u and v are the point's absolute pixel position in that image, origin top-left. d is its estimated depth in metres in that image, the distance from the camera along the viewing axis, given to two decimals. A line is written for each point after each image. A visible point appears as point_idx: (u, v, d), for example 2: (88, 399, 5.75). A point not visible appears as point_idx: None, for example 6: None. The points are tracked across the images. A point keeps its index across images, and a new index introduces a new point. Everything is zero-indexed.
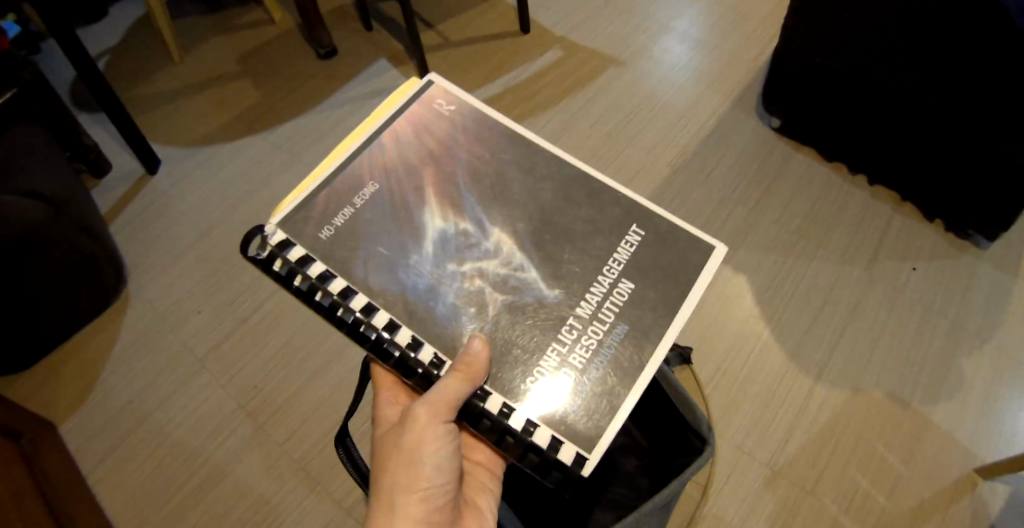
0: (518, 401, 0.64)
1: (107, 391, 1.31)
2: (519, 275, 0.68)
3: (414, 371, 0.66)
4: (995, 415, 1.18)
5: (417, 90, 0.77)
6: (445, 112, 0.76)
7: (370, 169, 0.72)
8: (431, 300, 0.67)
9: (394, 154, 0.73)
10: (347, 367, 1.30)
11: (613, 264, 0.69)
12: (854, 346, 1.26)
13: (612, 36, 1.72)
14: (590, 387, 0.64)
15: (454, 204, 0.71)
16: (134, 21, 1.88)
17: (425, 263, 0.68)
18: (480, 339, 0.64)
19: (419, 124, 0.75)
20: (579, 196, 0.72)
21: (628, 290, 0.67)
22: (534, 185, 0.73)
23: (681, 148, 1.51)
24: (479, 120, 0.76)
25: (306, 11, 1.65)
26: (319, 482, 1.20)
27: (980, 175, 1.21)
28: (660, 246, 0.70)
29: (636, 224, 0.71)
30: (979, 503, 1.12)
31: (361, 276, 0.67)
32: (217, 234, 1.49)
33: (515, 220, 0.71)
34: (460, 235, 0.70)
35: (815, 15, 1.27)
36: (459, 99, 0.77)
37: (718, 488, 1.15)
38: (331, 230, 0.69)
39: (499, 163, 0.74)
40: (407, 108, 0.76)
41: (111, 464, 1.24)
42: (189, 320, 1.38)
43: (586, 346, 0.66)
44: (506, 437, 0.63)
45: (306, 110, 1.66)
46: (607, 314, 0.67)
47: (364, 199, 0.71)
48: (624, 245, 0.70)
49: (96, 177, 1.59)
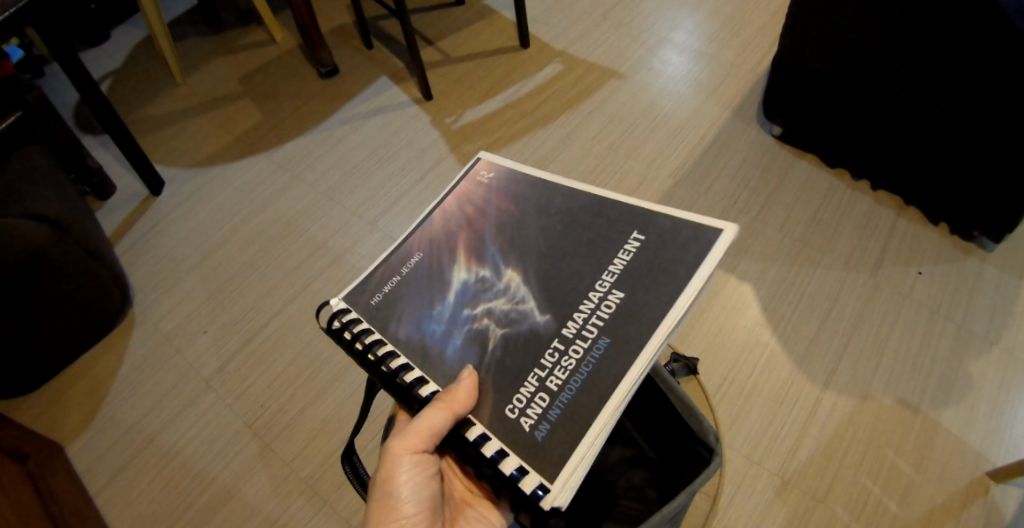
0: (494, 432, 0.61)
1: (114, 411, 1.32)
2: (520, 308, 0.66)
3: (414, 401, 0.66)
4: (1005, 418, 1.17)
5: (465, 167, 0.77)
6: (486, 180, 0.75)
7: (417, 241, 0.73)
8: (444, 344, 0.66)
9: (438, 225, 0.74)
10: (352, 384, 1.30)
11: (606, 276, 0.65)
12: (861, 353, 1.25)
13: (612, 49, 1.73)
14: (563, 411, 0.59)
15: (479, 256, 0.70)
16: (136, 44, 1.90)
17: (445, 312, 0.68)
18: (468, 369, 0.63)
19: (461, 195, 0.75)
20: (594, 228, 0.69)
21: (617, 301, 0.63)
22: (557, 231, 0.69)
23: (682, 157, 1.52)
24: (514, 181, 0.74)
25: (307, 31, 1.66)
26: (326, 500, 1.19)
27: (983, 177, 1.21)
28: (662, 246, 0.65)
29: (637, 230, 0.67)
30: (992, 507, 1.10)
31: (393, 329, 0.68)
32: (222, 253, 1.50)
33: (528, 260, 0.68)
34: (478, 283, 0.68)
35: (811, 23, 1.28)
36: (501, 168, 0.76)
37: (727, 499, 1.14)
38: (379, 296, 0.70)
39: (526, 213, 0.71)
40: (454, 184, 0.76)
41: (117, 486, 1.24)
42: (195, 340, 1.39)
43: (565, 367, 0.62)
44: (482, 467, 0.60)
45: (308, 129, 1.67)
46: (590, 330, 0.63)
47: (409, 267, 0.72)
48: (620, 255, 0.66)
49: (100, 198, 1.60)
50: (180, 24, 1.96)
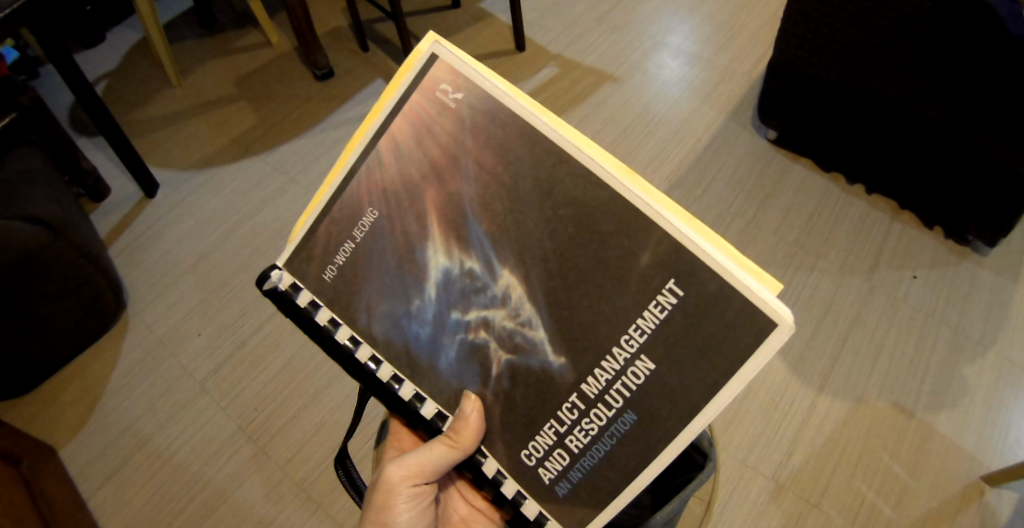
0: (509, 471, 0.59)
1: (108, 414, 1.31)
2: (525, 333, 0.56)
3: (419, 421, 0.62)
4: (999, 422, 1.17)
5: (415, 72, 0.57)
6: (451, 103, 0.56)
7: (368, 190, 0.60)
8: (434, 353, 0.60)
9: (394, 170, 0.59)
10: (346, 388, 1.29)
11: (635, 333, 0.53)
12: (855, 358, 1.25)
13: (607, 52, 1.73)
14: (584, 475, 0.56)
15: (458, 235, 0.58)
16: (131, 46, 1.90)
17: (427, 310, 0.59)
18: (473, 401, 0.59)
19: (418, 124, 0.58)
20: (606, 223, 0.53)
21: (645, 372, 0.53)
22: (551, 209, 0.54)
23: (677, 161, 1.52)
24: (490, 113, 0.55)
25: (302, 34, 1.66)
26: (321, 504, 1.19)
27: (978, 182, 1.22)
28: (701, 310, 0.50)
29: (674, 280, 0.51)
30: (986, 511, 1.10)
31: (365, 324, 0.61)
32: (217, 255, 1.49)
33: (528, 262, 0.56)
34: (464, 277, 0.58)
35: (806, 27, 1.29)
36: (469, 84, 0.55)
37: (721, 503, 1.14)
38: (333, 271, 0.62)
39: (512, 180, 0.55)
40: (404, 102, 0.58)
41: (110, 490, 1.23)
42: (189, 343, 1.38)
43: (586, 430, 0.56)
44: (502, 503, 0.60)
45: (302, 133, 1.66)
46: (614, 399, 0.54)
47: (364, 230, 0.60)
48: (652, 309, 0.52)
49: (95, 200, 1.60)
50: (176, 26, 1.95)
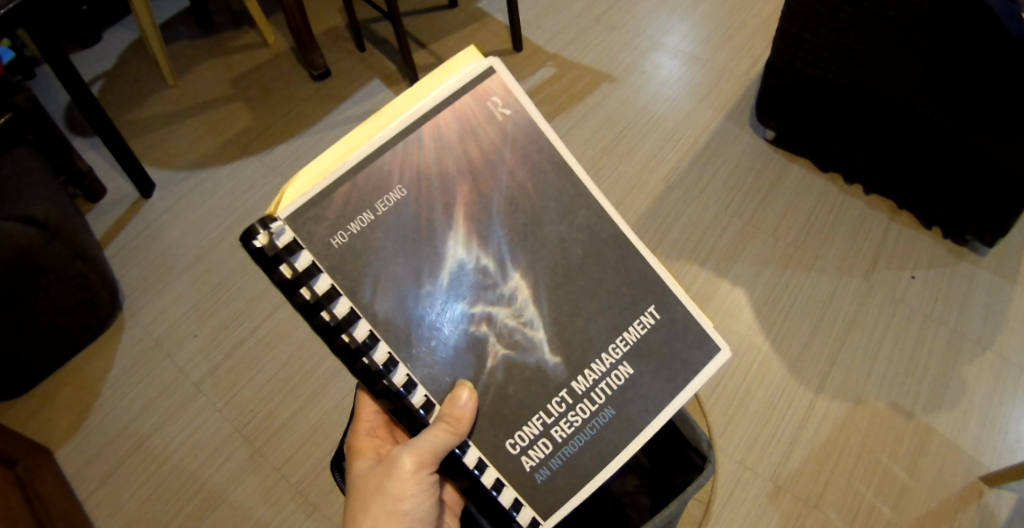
0: (490, 459, 0.58)
1: (104, 415, 1.30)
2: (527, 332, 0.57)
3: (405, 412, 0.57)
4: (998, 422, 1.17)
5: (471, 74, 0.53)
6: (498, 117, 0.54)
7: (400, 165, 0.53)
8: (433, 340, 0.56)
9: (431, 156, 0.54)
10: (343, 389, 1.29)
11: (620, 342, 0.58)
12: (853, 359, 1.25)
13: (604, 52, 1.73)
14: (564, 463, 0.58)
15: (482, 234, 0.55)
16: (127, 45, 1.90)
17: (437, 296, 0.55)
18: (468, 390, 0.56)
19: (466, 122, 0.54)
20: (611, 254, 0.57)
21: (625, 376, 0.58)
22: (568, 235, 0.56)
23: (675, 162, 1.51)
24: (532, 139, 0.55)
25: (299, 34, 1.66)
26: (317, 506, 1.18)
27: (977, 182, 1.21)
28: (675, 333, 0.58)
29: (654, 305, 0.58)
30: (985, 512, 1.10)
31: (368, 299, 0.54)
32: (213, 256, 1.49)
33: (539, 269, 0.56)
34: (478, 272, 0.55)
35: (804, 27, 1.28)
36: (520, 107, 0.54)
37: (720, 504, 1.14)
38: (345, 238, 0.53)
39: (540, 200, 0.56)
40: (455, 99, 0.53)
41: (106, 492, 1.23)
42: (185, 343, 1.38)
43: (571, 422, 0.58)
44: (477, 492, 0.58)
45: (300, 133, 1.66)
46: (598, 396, 0.58)
47: (387, 206, 0.53)
48: (634, 325, 0.58)
49: (91, 201, 1.59)
50: (172, 26, 1.95)
